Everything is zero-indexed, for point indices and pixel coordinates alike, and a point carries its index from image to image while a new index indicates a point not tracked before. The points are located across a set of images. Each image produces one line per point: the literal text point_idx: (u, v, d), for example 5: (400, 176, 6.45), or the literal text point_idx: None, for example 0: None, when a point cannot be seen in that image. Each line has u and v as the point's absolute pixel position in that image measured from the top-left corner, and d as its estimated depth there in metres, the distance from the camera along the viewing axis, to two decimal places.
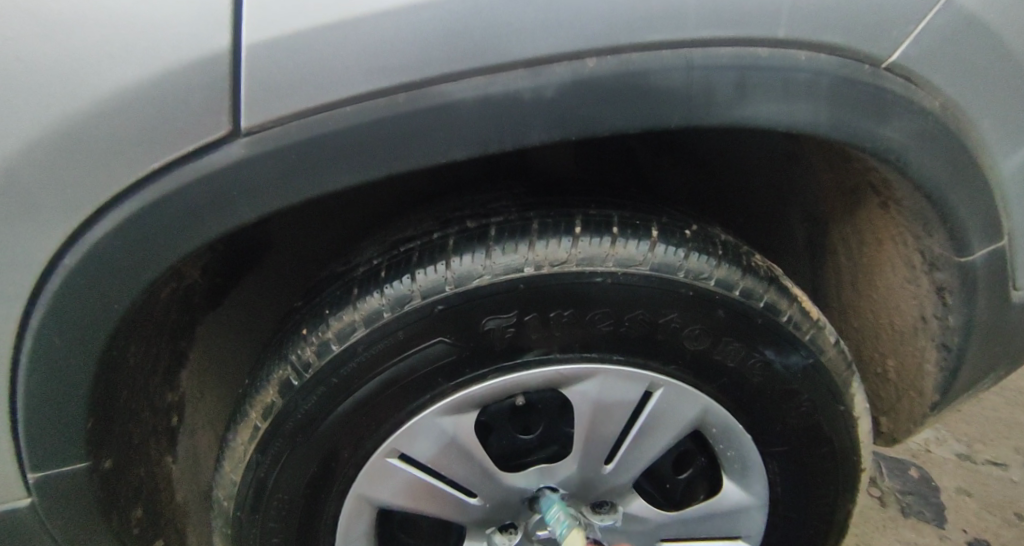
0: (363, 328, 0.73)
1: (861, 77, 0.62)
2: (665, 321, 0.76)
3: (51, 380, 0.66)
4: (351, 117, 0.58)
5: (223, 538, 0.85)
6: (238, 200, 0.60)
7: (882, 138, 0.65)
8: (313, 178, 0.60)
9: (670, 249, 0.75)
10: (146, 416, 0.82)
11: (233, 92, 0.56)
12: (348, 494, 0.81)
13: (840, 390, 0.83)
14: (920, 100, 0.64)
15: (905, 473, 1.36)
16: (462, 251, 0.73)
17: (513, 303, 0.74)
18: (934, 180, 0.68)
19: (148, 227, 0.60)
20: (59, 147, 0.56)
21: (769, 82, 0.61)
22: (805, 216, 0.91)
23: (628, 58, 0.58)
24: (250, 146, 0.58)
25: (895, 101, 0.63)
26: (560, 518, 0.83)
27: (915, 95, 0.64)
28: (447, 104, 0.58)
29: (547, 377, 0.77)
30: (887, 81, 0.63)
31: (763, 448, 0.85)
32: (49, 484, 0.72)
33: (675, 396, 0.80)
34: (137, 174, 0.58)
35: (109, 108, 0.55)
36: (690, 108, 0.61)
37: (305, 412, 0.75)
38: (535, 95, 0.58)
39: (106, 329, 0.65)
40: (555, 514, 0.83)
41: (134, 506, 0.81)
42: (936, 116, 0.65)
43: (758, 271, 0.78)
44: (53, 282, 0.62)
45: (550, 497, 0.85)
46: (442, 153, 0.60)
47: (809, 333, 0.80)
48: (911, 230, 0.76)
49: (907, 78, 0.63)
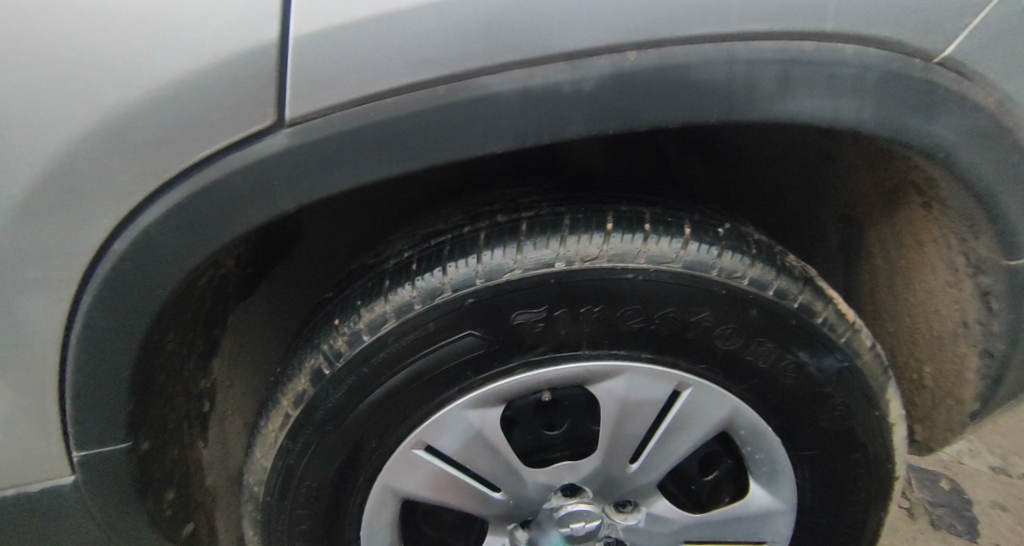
0: (394, 320, 0.73)
1: (910, 73, 0.61)
2: (696, 320, 0.75)
3: (95, 361, 0.68)
4: (391, 109, 0.58)
5: (253, 523, 0.86)
6: (278, 190, 0.61)
7: (931, 136, 0.63)
8: (351, 169, 0.60)
9: (703, 247, 0.74)
10: (183, 400, 0.83)
11: (278, 83, 0.57)
12: (374, 484, 0.81)
13: (875, 395, 0.82)
14: (973, 96, 0.62)
15: (936, 485, 1.34)
16: (494, 245, 0.73)
17: (544, 298, 0.73)
18: (984, 180, 0.67)
19: (192, 215, 0.61)
20: (111, 134, 0.58)
21: (813, 78, 0.60)
22: (838, 217, 0.89)
23: (669, 52, 0.58)
24: (292, 137, 0.59)
25: (946, 98, 0.62)
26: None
27: (968, 91, 0.62)
28: (486, 97, 0.58)
29: (574, 373, 0.77)
30: (939, 77, 0.61)
31: (793, 451, 0.84)
32: (91, 463, 0.74)
33: (705, 396, 0.79)
34: (184, 162, 0.59)
35: (159, 97, 0.57)
36: (731, 102, 0.60)
37: (335, 401, 0.76)
38: (574, 89, 0.58)
39: (148, 313, 0.67)
40: None
41: (168, 488, 0.82)
42: (988, 113, 0.63)
43: (793, 271, 0.77)
44: (101, 267, 0.63)
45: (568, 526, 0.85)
46: (481, 145, 0.60)
47: (844, 335, 0.79)
48: (955, 231, 0.74)
49: (959, 74, 0.62)
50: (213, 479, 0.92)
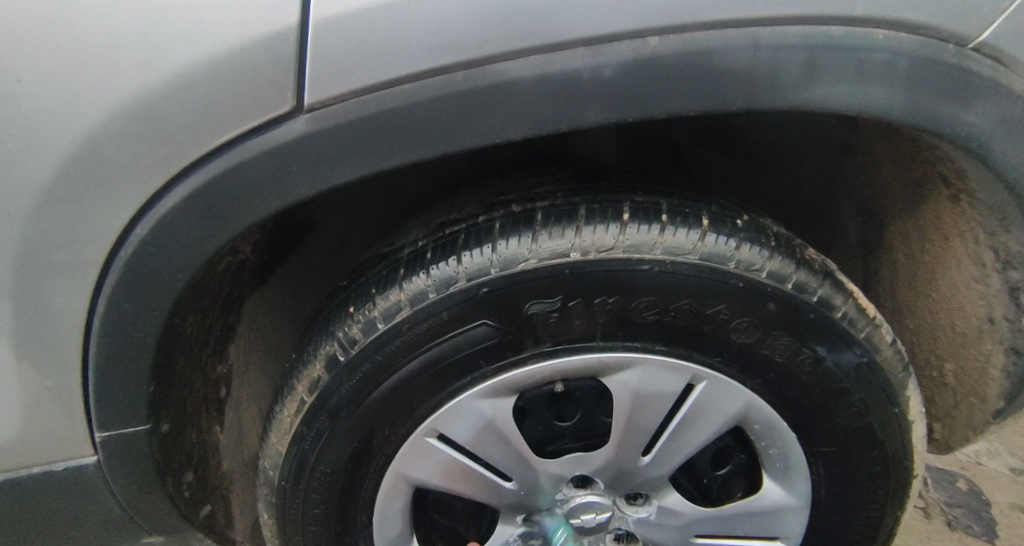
0: (408, 308, 0.73)
1: (942, 60, 0.59)
2: (712, 313, 0.74)
3: (116, 344, 0.68)
4: (409, 95, 0.58)
5: (268, 507, 0.86)
6: (297, 177, 0.61)
7: (963, 125, 0.62)
8: (369, 155, 0.60)
9: (721, 239, 0.73)
10: (201, 385, 0.84)
11: (298, 67, 0.57)
12: (386, 471, 0.82)
13: (895, 392, 0.80)
14: (1009, 84, 0.60)
15: (952, 485, 1.32)
16: (510, 234, 0.73)
17: (559, 288, 0.73)
18: (1016, 171, 0.65)
19: (213, 201, 0.61)
20: (133, 119, 0.58)
21: (840, 65, 0.59)
22: (858, 209, 0.87)
23: (691, 38, 0.57)
24: (311, 123, 0.59)
25: (979, 86, 0.60)
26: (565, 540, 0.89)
27: (1004, 78, 0.60)
28: (505, 83, 0.58)
29: (587, 364, 0.77)
30: (972, 64, 0.59)
31: (809, 447, 0.83)
32: (112, 443, 0.74)
33: (720, 390, 0.79)
34: (204, 148, 0.59)
35: (180, 80, 0.57)
36: (755, 90, 0.59)
37: (350, 388, 0.76)
38: (594, 75, 0.57)
39: (169, 298, 0.67)
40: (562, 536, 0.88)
41: (187, 470, 0.83)
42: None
43: (813, 265, 0.76)
44: (123, 252, 0.63)
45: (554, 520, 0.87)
46: (498, 133, 0.59)
47: (864, 330, 0.77)
48: (984, 225, 0.73)
49: (994, 61, 0.60)
50: (229, 463, 0.93)
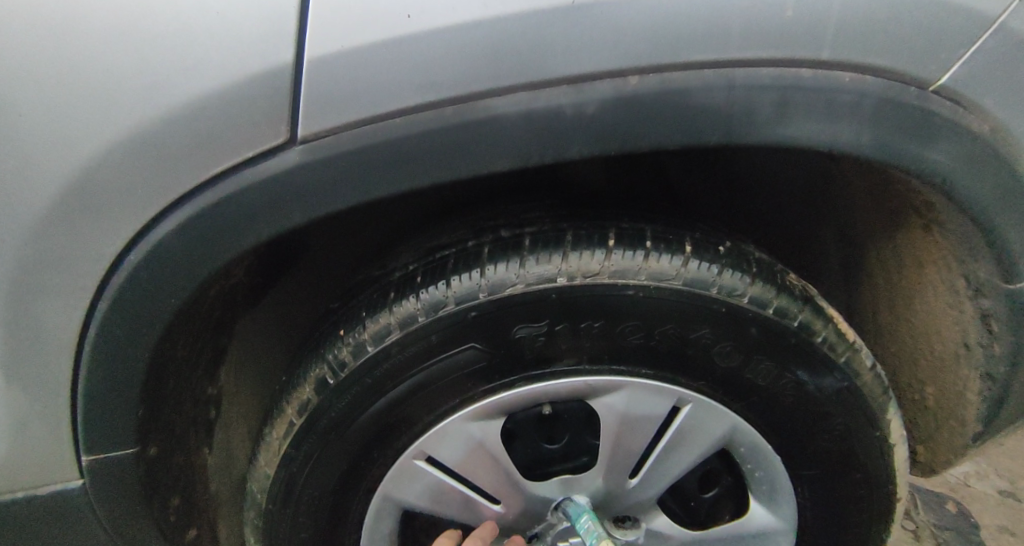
0: (398, 331, 0.74)
1: (907, 99, 0.62)
2: (695, 336, 0.76)
3: (105, 368, 0.69)
4: (398, 127, 0.60)
5: (255, 530, 0.87)
6: (289, 205, 0.62)
7: (928, 160, 0.64)
8: (359, 184, 0.62)
9: (703, 265, 0.75)
10: (190, 408, 0.85)
11: (291, 103, 0.59)
12: (375, 494, 0.82)
13: (876, 415, 0.82)
14: (969, 123, 0.63)
15: (941, 507, 1.33)
16: (498, 260, 0.74)
17: (546, 312, 0.74)
18: (980, 203, 0.67)
19: (207, 227, 0.63)
20: (129, 150, 0.59)
21: (812, 102, 0.61)
22: (840, 236, 0.89)
23: (670, 77, 0.59)
24: (303, 155, 0.61)
25: (943, 123, 0.63)
26: (589, 528, 0.81)
27: (964, 117, 0.63)
28: (491, 117, 0.60)
29: (575, 387, 0.78)
30: (936, 104, 0.62)
31: (793, 470, 0.84)
32: (99, 467, 0.75)
33: (704, 412, 0.80)
34: (199, 177, 0.61)
35: (176, 114, 0.58)
36: (731, 125, 0.61)
37: (338, 411, 0.77)
38: (576, 110, 0.60)
39: (160, 322, 0.68)
40: (585, 522, 0.82)
41: (174, 493, 0.84)
42: (985, 139, 0.64)
43: (793, 291, 0.78)
44: (118, 276, 0.65)
45: (579, 506, 0.84)
46: (485, 164, 0.61)
47: (844, 355, 0.79)
48: (955, 254, 0.75)
49: (956, 101, 0.63)
50: (217, 486, 0.93)
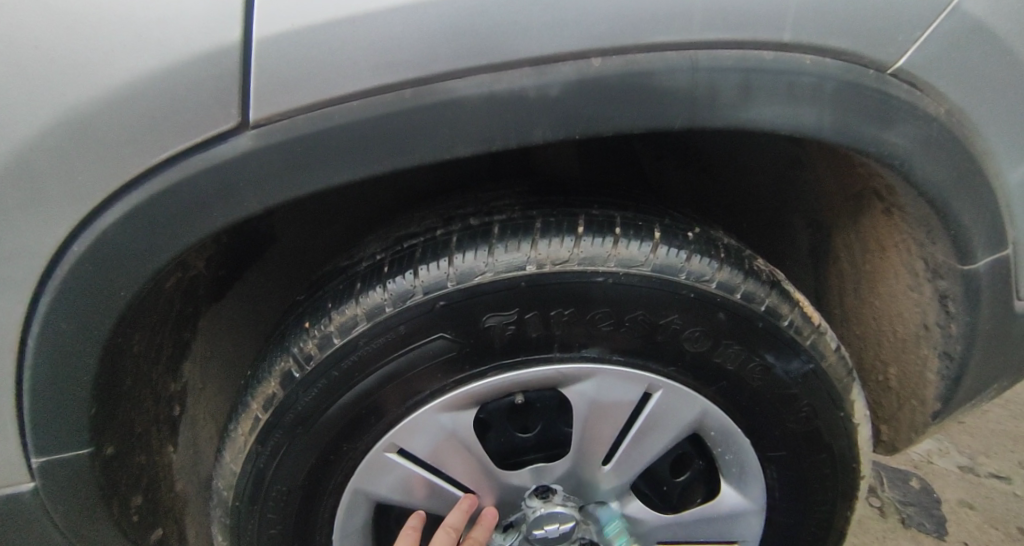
0: (365, 323, 0.73)
1: (866, 82, 0.62)
2: (665, 322, 0.76)
3: (55, 366, 0.67)
4: (358, 112, 0.58)
5: (222, 528, 0.85)
6: (243, 191, 0.60)
7: (887, 143, 0.65)
8: (317, 171, 0.60)
9: (672, 251, 0.75)
10: (149, 405, 0.82)
11: (241, 85, 0.57)
12: (347, 487, 0.81)
13: (841, 396, 0.83)
14: (926, 106, 0.64)
15: (905, 484, 1.36)
16: (466, 248, 0.73)
17: (515, 300, 0.74)
18: (937, 186, 0.68)
19: (158, 215, 0.61)
20: (72, 136, 0.57)
21: (773, 85, 0.61)
22: (807, 221, 0.90)
23: (633, 59, 0.59)
24: (257, 139, 0.59)
25: (900, 106, 0.63)
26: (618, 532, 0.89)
27: (921, 100, 0.64)
28: (452, 101, 0.58)
29: (546, 375, 0.78)
30: (893, 86, 0.63)
31: (762, 452, 0.85)
32: (52, 468, 0.72)
33: (674, 398, 0.80)
34: (148, 163, 0.59)
35: (119, 98, 0.56)
36: (695, 108, 0.61)
37: (304, 405, 0.76)
38: (540, 94, 0.59)
39: (112, 317, 0.66)
40: (616, 527, 0.89)
41: (134, 494, 0.82)
42: (942, 122, 0.65)
43: (761, 275, 0.78)
44: (62, 268, 0.62)
45: (609, 510, 0.88)
46: (448, 150, 0.60)
47: (810, 338, 0.80)
48: (914, 236, 0.76)
49: (913, 84, 0.63)
50: (183, 484, 0.92)
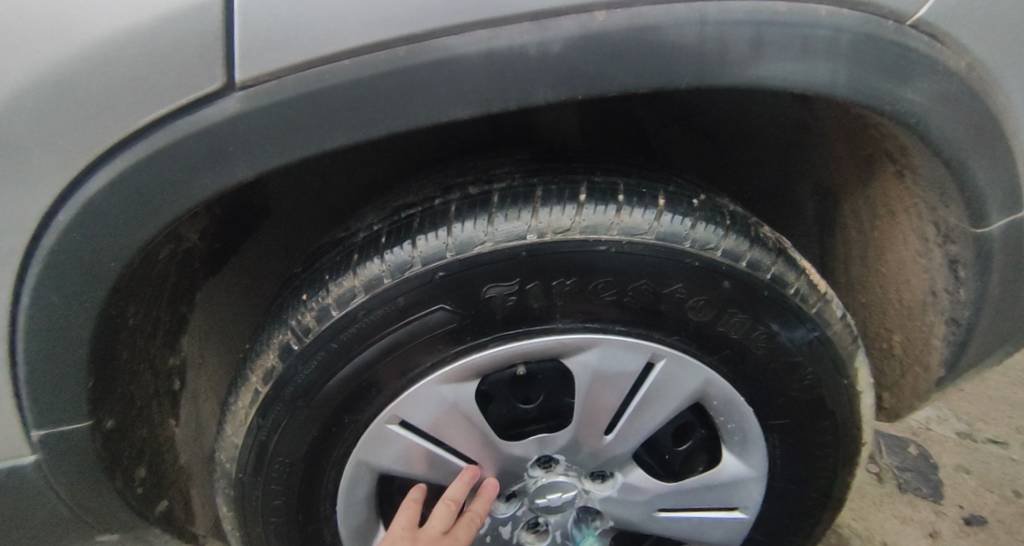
0: (363, 294, 0.72)
1: (884, 33, 0.60)
2: (669, 292, 0.75)
3: (50, 338, 0.66)
4: (349, 72, 0.56)
5: (227, 499, 0.85)
6: (230, 155, 0.58)
7: (905, 101, 0.63)
8: (309, 136, 0.58)
9: (676, 218, 0.74)
10: (147, 379, 0.81)
11: (226, 44, 0.55)
12: (349, 459, 0.81)
13: (845, 363, 0.82)
14: (946, 60, 0.62)
15: (903, 450, 1.36)
16: (465, 218, 0.72)
17: (516, 271, 0.72)
18: (954, 146, 0.67)
19: (143, 182, 0.59)
20: (53, 98, 0.55)
21: (785, 39, 0.59)
22: (814, 188, 0.89)
23: (638, 13, 0.57)
24: (245, 101, 0.57)
25: (919, 60, 0.61)
26: None
27: (941, 54, 0.62)
28: (448, 59, 0.56)
29: (548, 346, 0.77)
30: (912, 39, 0.61)
31: (765, 421, 0.85)
32: (52, 443, 0.72)
33: (678, 368, 0.79)
34: (131, 127, 0.57)
35: (101, 58, 0.54)
36: (704, 65, 0.59)
37: (305, 378, 0.75)
38: (540, 51, 0.57)
39: (105, 289, 0.64)
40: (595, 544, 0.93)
41: (138, 466, 0.81)
42: (962, 77, 0.63)
43: (766, 243, 0.77)
44: (50, 239, 0.61)
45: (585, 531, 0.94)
46: (444, 113, 0.58)
47: (816, 306, 0.79)
48: (926, 200, 0.74)
49: (933, 37, 0.61)
50: (187, 457, 0.92)
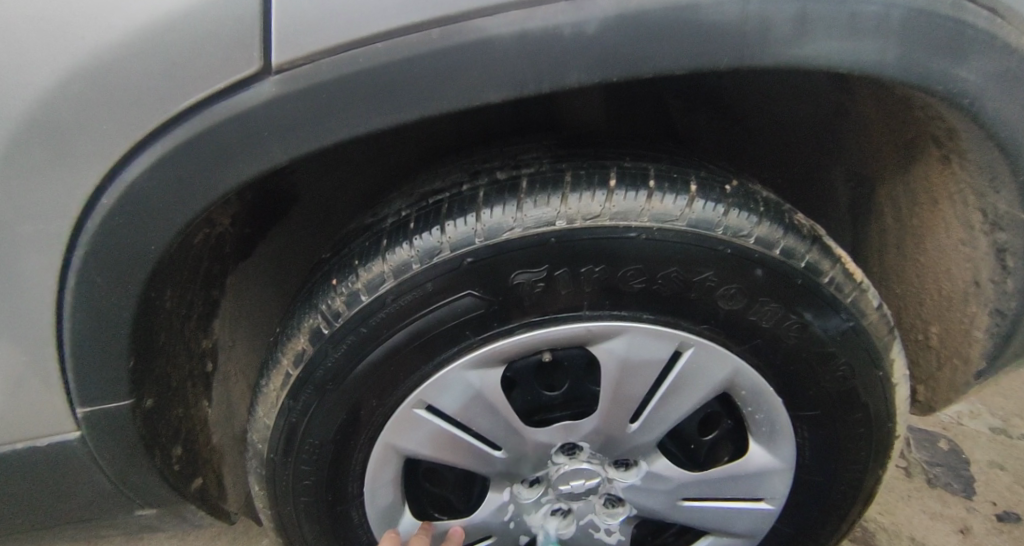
0: (392, 280, 0.72)
1: (939, 9, 0.58)
2: (699, 279, 0.73)
3: (94, 318, 0.67)
4: (384, 54, 0.56)
5: (259, 479, 0.86)
6: (266, 138, 0.58)
7: (957, 81, 0.61)
8: (342, 119, 0.58)
9: (709, 205, 0.72)
10: (183, 361, 0.82)
11: (263, 28, 0.55)
12: (376, 442, 0.81)
13: (880, 354, 0.81)
14: (1005, 36, 0.60)
15: (934, 446, 1.34)
16: (494, 204, 0.72)
17: (545, 257, 0.72)
18: (1008, 129, 0.64)
19: (181, 166, 0.59)
20: (94, 82, 0.56)
21: (832, 17, 0.57)
22: (849, 174, 0.87)
23: None
24: (281, 85, 0.57)
25: (975, 37, 0.60)
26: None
27: (1000, 30, 0.60)
28: (482, 41, 0.56)
29: (575, 333, 0.76)
30: (967, 14, 0.59)
31: (794, 411, 0.83)
32: (96, 419, 0.74)
33: (707, 356, 0.78)
34: (170, 112, 0.57)
35: (141, 42, 0.55)
36: (746, 44, 0.57)
37: (334, 361, 0.75)
38: (576, 31, 0.56)
39: (145, 272, 0.65)
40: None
41: (175, 444, 0.83)
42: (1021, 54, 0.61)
43: (801, 231, 0.75)
44: (92, 221, 0.62)
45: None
46: (477, 95, 0.57)
47: (852, 295, 0.77)
48: (973, 186, 0.72)
49: (992, 10, 0.60)
50: (219, 437, 0.93)
